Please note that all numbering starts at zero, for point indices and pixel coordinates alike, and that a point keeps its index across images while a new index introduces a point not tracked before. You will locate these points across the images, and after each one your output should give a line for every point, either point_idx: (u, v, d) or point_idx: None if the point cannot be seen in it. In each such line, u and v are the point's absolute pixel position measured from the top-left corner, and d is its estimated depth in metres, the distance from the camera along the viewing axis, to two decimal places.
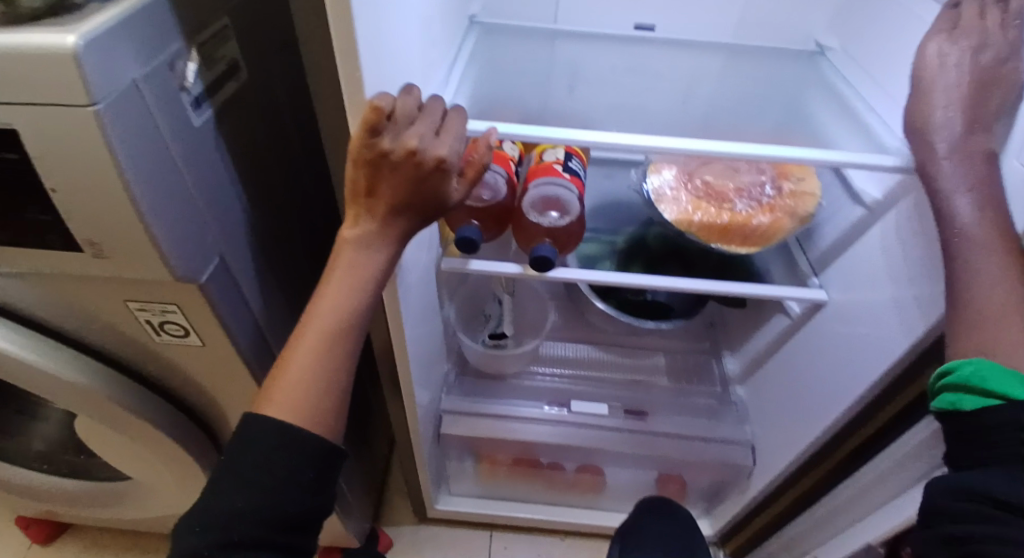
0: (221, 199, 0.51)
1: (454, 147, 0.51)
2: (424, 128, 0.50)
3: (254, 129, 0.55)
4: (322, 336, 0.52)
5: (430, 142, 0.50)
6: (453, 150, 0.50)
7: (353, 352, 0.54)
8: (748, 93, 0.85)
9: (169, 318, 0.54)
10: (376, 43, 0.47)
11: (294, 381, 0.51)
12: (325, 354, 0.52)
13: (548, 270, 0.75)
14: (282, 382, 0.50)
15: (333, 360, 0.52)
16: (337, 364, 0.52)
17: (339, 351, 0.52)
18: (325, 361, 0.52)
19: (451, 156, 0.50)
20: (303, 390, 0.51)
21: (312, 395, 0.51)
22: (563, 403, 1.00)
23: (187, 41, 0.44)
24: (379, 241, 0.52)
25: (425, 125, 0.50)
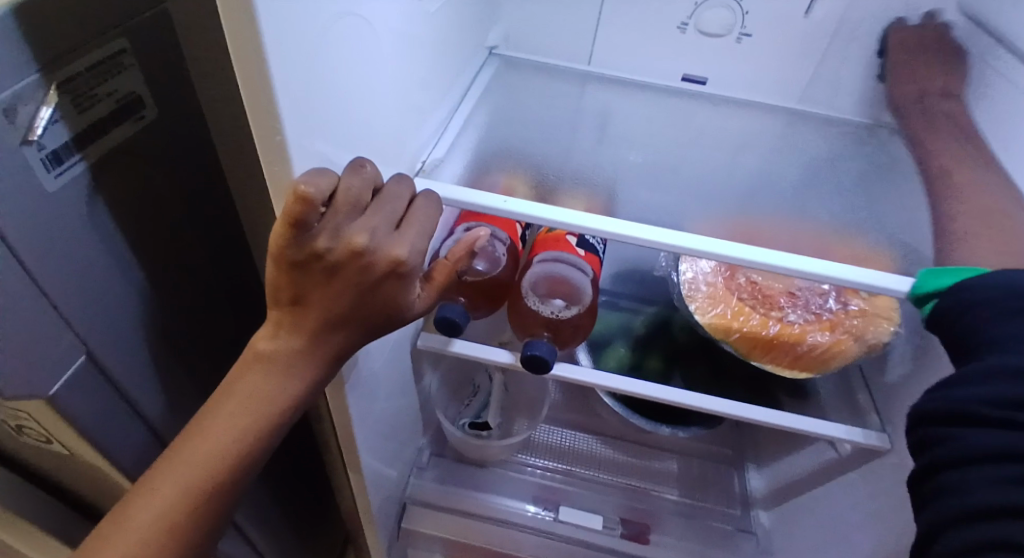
0: (100, 284, 0.37)
1: (416, 244, 0.40)
2: (380, 220, 0.38)
3: (169, 184, 0.41)
4: (195, 483, 0.38)
5: (385, 238, 0.38)
6: (415, 249, 0.40)
7: (239, 490, 0.41)
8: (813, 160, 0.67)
9: (24, 423, 0.40)
10: (312, 97, 0.33)
11: (142, 538, 0.37)
12: (194, 506, 0.39)
13: (544, 372, 0.61)
14: (124, 539, 0.37)
15: (205, 509, 0.39)
16: (209, 512, 0.40)
17: (221, 496, 0.40)
18: (189, 514, 0.38)
19: (410, 255, 0.40)
20: (150, 548, 0.37)
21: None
22: (551, 506, 0.86)
23: (43, 77, 0.30)
24: (297, 362, 0.40)
25: (380, 216, 0.39)
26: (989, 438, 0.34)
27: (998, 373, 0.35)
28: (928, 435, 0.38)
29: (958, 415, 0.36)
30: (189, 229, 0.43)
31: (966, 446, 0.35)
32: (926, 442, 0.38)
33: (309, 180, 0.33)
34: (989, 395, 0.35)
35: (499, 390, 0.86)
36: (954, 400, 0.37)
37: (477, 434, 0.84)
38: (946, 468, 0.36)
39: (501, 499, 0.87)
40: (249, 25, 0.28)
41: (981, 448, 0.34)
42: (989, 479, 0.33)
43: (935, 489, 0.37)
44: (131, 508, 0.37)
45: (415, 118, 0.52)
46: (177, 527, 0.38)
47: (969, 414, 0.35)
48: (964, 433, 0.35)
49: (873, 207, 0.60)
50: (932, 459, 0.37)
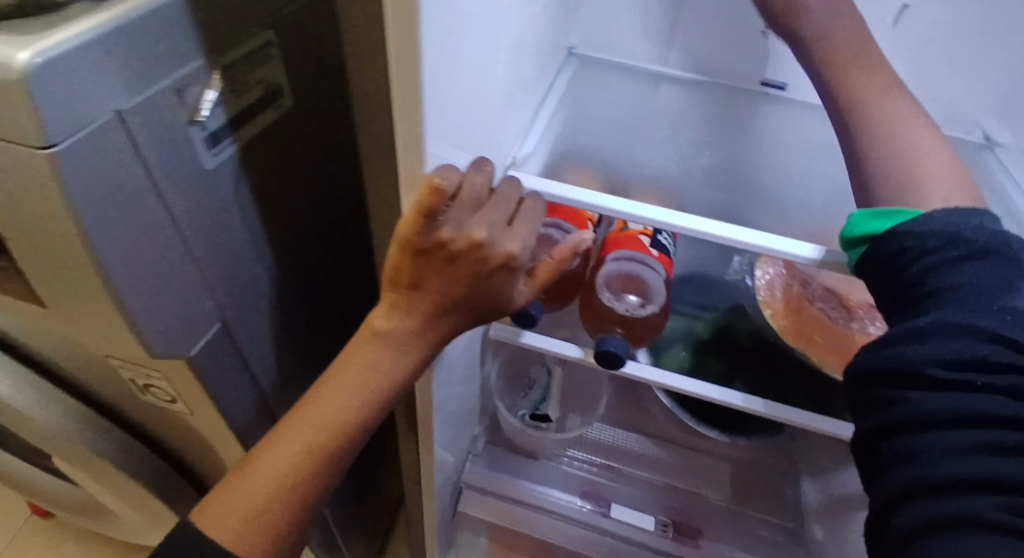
0: (235, 256, 0.40)
1: (527, 241, 0.42)
2: (496, 216, 0.40)
3: (294, 170, 0.43)
4: (309, 449, 0.42)
5: (501, 233, 0.40)
6: (525, 246, 0.42)
7: (346, 458, 0.45)
8: None
9: (153, 382, 0.43)
10: (446, 92, 0.35)
11: (265, 491, 0.41)
12: (305, 469, 0.42)
13: (616, 367, 0.62)
14: (247, 493, 0.41)
15: (314, 475, 0.43)
16: (318, 479, 0.43)
17: (334, 460, 0.43)
18: (306, 476, 0.42)
19: (521, 251, 0.42)
20: (271, 501, 0.41)
21: (283, 511, 0.42)
22: (602, 502, 0.88)
23: (208, 62, 0.33)
24: (408, 343, 0.43)
25: (497, 212, 0.41)
26: (947, 399, 0.32)
27: (951, 330, 0.33)
28: (876, 394, 0.35)
29: (908, 374, 0.34)
30: (306, 211, 0.46)
31: (938, 411, 0.32)
32: (874, 401, 0.35)
33: (440, 175, 0.35)
34: (947, 355, 0.33)
35: (558, 384, 0.87)
36: (909, 367, 0.34)
37: (535, 425, 0.86)
38: (902, 433, 0.34)
39: (551, 491, 0.90)
40: (410, 23, 0.29)
41: (945, 411, 0.32)
42: (952, 446, 0.31)
43: (892, 455, 0.34)
44: (253, 464, 0.41)
45: (508, 116, 0.53)
46: (295, 484, 0.42)
47: (922, 374, 0.33)
48: (915, 394, 0.33)
49: None
50: (884, 421, 0.34)
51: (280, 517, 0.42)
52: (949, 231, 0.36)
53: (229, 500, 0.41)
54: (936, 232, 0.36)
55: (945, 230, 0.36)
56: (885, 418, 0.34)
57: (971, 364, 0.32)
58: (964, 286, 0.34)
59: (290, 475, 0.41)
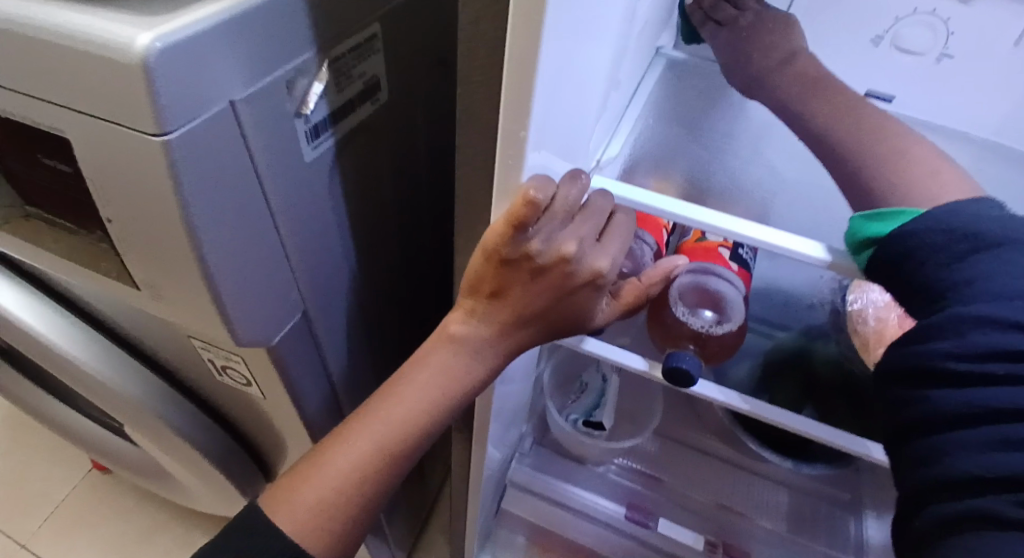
0: (321, 248, 0.40)
1: (615, 258, 0.40)
2: (588, 230, 0.38)
3: (380, 166, 0.43)
4: (380, 450, 0.42)
5: (590, 248, 0.39)
6: (614, 264, 0.40)
7: (414, 460, 0.44)
8: None
9: (231, 365, 0.43)
10: (553, 99, 0.34)
11: (336, 489, 0.41)
12: (374, 470, 0.42)
13: (686, 386, 0.60)
14: (316, 488, 0.41)
15: (382, 476, 0.42)
16: (385, 480, 0.43)
17: (402, 462, 0.43)
18: (371, 476, 0.42)
19: (609, 268, 0.40)
20: (339, 499, 0.41)
21: (350, 509, 0.42)
22: (648, 517, 0.86)
23: (318, 54, 0.32)
24: (484, 350, 0.42)
25: (588, 226, 0.39)
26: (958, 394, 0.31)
27: (962, 323, 0.31)
28: (897, 394, 0.34)
29: (921, 370, 0.33)
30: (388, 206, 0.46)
31: (955, 408, 0.31)
32: (897, 402, 0.35)
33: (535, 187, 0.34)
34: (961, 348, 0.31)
35: (614, 392, 0.83)
36: (921, 364, 0.33)
37: (587, 432, 0.83)
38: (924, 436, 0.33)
39: (596, 497, 0.88)
40: (533, 27, 0.28)
41: (965, 409, 0.31)
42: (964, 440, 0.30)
43: (916, 461, 0.33)
44: (323, 457, 0.41)
45: (602, 120, 0.51)
46: (363, 485, 0.42)
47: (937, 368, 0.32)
48: (931, 393, 0.32)
49: None
50: (904, 422, 0.34)
51: (346, 514, 0.42)
52: (979, 223, 0.33)
53: (299, 496, 0.41)
54: (937, 228, 0.34)
55: (949, 225, 0.33)
56: (908, 417, 0.34)
57: (994, 355, 0.30)
58: (976, 277, 0.32)
59: (359, 477, 0.41)
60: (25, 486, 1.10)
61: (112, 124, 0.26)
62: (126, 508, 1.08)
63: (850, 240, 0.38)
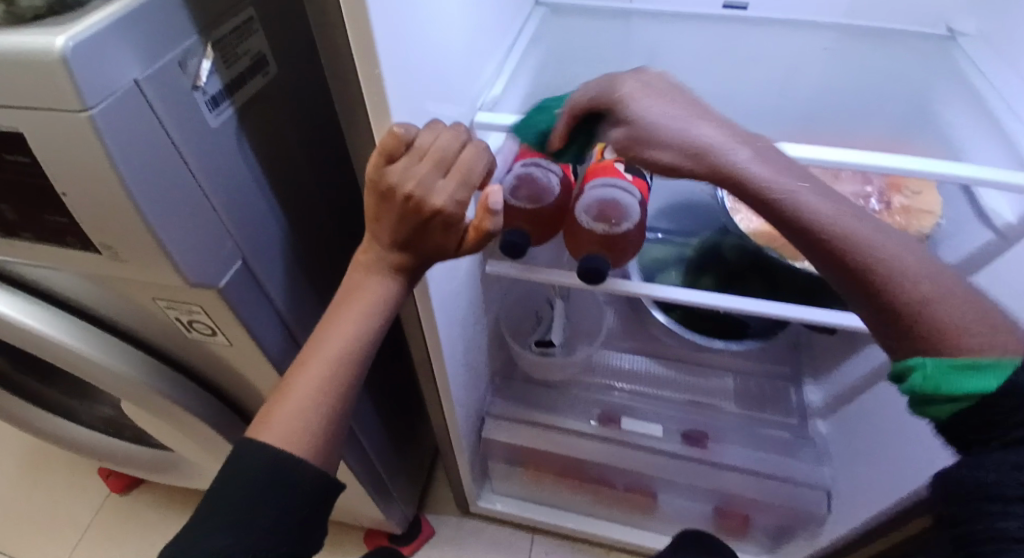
0: (244, 201, 0.48)
1: (455, 195, 0.48)
2: (431, 165, 0.46)
3: (282, 129, 0.52)
4: (327, 371, 0.52)
5: (436, 183, 0.47)
6: (452, 199, 0.47)
7: (360, 370, 0.54)
8: (863, 76, 0.72)
9: (195, 317, 0.52)
10: (397, 44, 0.43)
11: (298, 400, 0.51)
12: (328, 388, 0.52)
13: (600, 281, 0.69)
14: (281, 415, 0.50)
15: (336, 392, 0.52)
16: (341, 396, 0.53)
17: (346, 373, 0.53)
18: (324, 395, 0.52)
19: (453, 201, 0.48)
20: (303, 421, 0.50)
21: (315, 428, 0.51)
22: (614, 419, 0.95)
23: (201, 37, 0.41)
24: (390, 270, 0.53)
25: (434, 163, 0.46)
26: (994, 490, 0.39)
27: None
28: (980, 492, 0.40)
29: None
30: (295, 163, 0.55)
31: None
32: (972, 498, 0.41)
33: (398, 126, 0.44)
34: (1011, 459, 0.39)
35: (562, 317, 0.91)
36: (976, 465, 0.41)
37: (543, 353, 0.92)
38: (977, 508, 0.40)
39: (570, 414, 0.96)
40: None
41: None
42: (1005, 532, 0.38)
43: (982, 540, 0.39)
44: (286, 387, 0.51)
45: (476, 63, 0.60)
46: (319, 402, 0.51)
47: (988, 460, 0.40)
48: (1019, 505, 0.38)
49: (935, 120, 0.66)
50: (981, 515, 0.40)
51: (316, 432, 0.51)
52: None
53: (271, 410, 0.51)
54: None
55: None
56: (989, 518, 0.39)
57: None
58: None
59: (315, 388, 0.51)
60: (59, 514, 1.19)
61: (49, 112, 0.35)
62: (152, 518, 1.17)
63: (921, 383, 0.42)
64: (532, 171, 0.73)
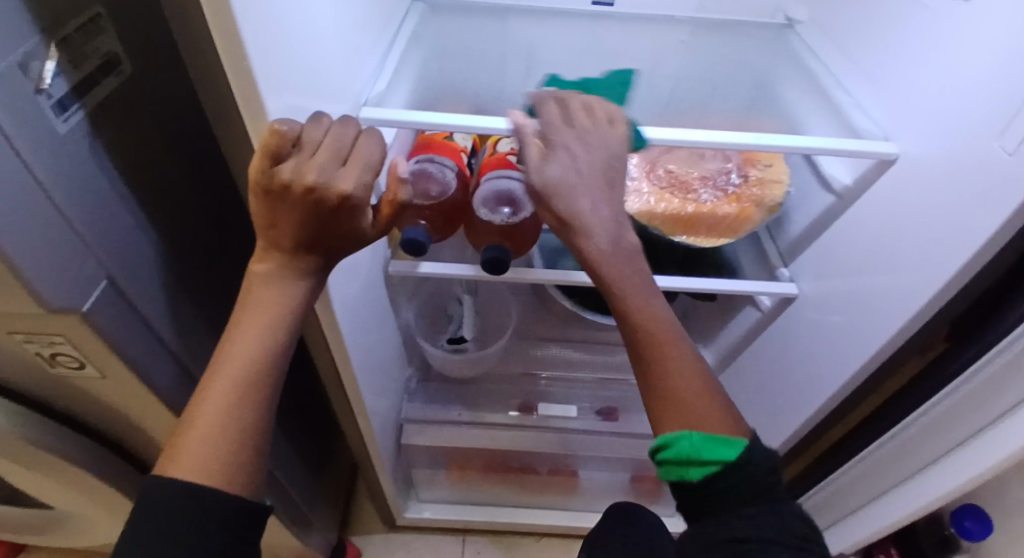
0: (104, 214, 0.45)
1: (361, 178, 0.46)
2: (327, 155, 0.45)
3: (138, 137, 0.48)
4: (237, 389, 0.48)
5: (335, 171, 0.45)
6: (359, 182, 0.46)
7: (275, 382, 0.50)
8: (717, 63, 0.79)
9: (59, 350, 0.47)
10: (271, 40, 0.42)
11: (208, 426, 0.47)
12: (242, 408, 0.48)
13: (503, 271, 0.70)
14: (193, 446, 0.46)
15: (252, 411, 0.48)
16: (258, 414, 0.49)
17: (257, 392, 0.49)
18: (237, 415, 0.48)
19: (358, 186, 0.46)
20: (220, 447, 0.46)
21: (234, 452, 0.47)
22: (530, 407, 0.98)
23: (43, 37, 0.38)
24: (293, 275, 0.50)
25: (329, 153, 0.45)
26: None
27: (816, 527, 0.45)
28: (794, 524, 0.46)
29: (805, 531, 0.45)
30: (159, 174, 0.51)
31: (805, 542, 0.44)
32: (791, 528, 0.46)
33: (279, 121, 0.43)
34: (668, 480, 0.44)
35: (471, 312, 0.93)
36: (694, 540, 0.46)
37: (456, 350, 0.92)
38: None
39: (487, 408, 0.97)
40: None
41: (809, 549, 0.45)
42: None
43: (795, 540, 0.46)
44: (191, 415, 0.47)
45: (355, 62, 0.59)
46: (234, 424, 0.47)
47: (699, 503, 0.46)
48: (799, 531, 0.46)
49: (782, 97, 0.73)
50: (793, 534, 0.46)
51: (236, 456, 0.47)
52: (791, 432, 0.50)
53: (179, 446, 0.46)
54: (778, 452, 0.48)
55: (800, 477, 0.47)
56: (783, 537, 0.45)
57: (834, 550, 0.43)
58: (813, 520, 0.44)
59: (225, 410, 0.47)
60: None
61: None
62: None
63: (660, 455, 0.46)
64: (426, 167, 0.72)
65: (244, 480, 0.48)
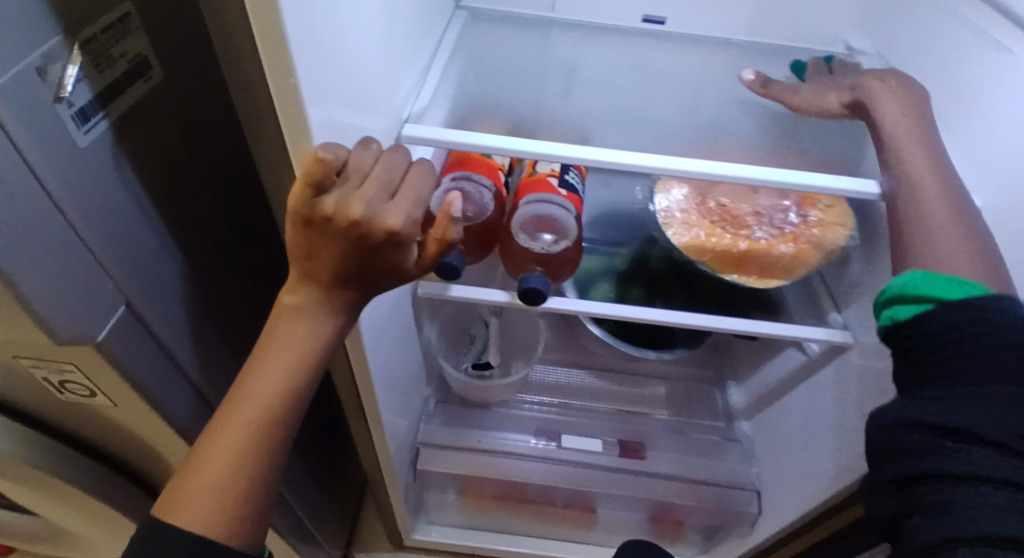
0: (125, 233, 0.41)
1: (410, 213, 0.43)
2: (375, 189, 0.42)
3: (166, 150, 0.45)
4: (249, 431, 0.45)
5: (381, 206, 0.42)
6: (409, 218, 0.43)
7: (291, 424, 0.48)
8: None
9: (68, 377, 0.44)
10: (317, 54, 0.38)
11: (214, 468, 0.44)
12: (253, 451, 0.45)
13: (538, 304, 0.66)
14: (195, 488, 0.44)
15: (262, 454, 0.46)
16: (269, 457, 0.46)
17: (271, 433, 0.46)
18: (246, 459, 0.45)
19: (405, 224, 0.43)
20: (224, 491, 0.44)
21: (238, 497, 0.45)
22: (553, 436, 0.92)
23: (66, 40, 0.34)
24: (322, 311, 0.46)
25: (377, 186, 0.42)
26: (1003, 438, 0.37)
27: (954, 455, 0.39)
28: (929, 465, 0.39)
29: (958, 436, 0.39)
30: (184, 188, 0.47)
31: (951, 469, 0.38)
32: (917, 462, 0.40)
33: (325, 149, 0.39)
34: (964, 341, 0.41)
35: (496, 335, 0.91)
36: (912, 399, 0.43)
37: (480, 375, 0.88)
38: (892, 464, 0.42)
39: (508, 434, 0.92)
40: None
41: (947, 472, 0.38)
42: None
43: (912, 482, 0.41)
44: (199, 453, 0.45)
45: (398, 75, 0.55)
46: (242, 468, 0.45)
47: (933, 354, 0.42)
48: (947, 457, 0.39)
49: None
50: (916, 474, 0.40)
51: (240, 501, 0.45)
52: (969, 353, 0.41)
53: (183, 485, 0.44)
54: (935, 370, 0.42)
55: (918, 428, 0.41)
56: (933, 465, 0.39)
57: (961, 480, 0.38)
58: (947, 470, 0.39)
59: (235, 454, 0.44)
60: None
61: None
62: None
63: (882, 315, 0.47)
64: (462, 186, 0.67)
65: (244, 526, 0.45)
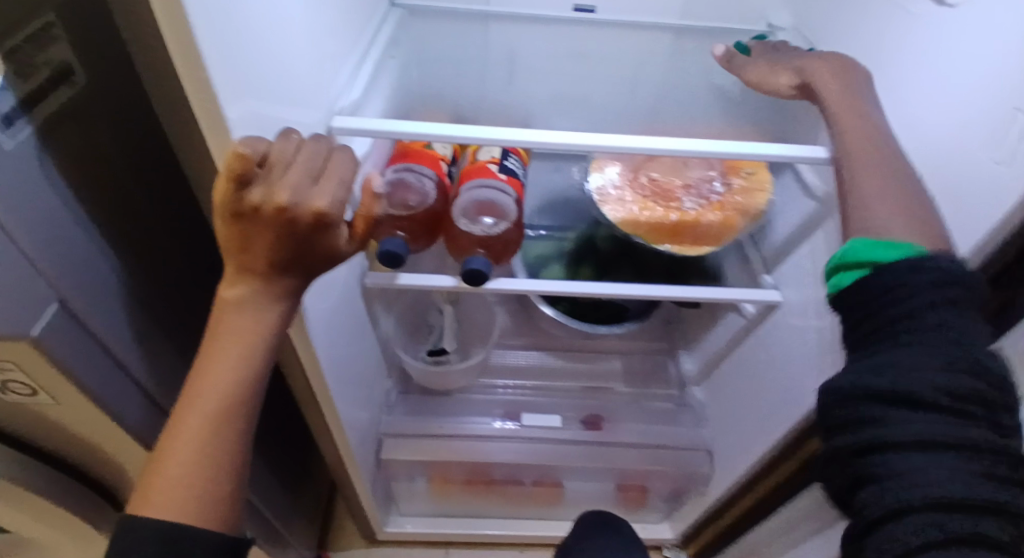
0: (55, 233, 0.42)
1: (336, 194, 0.45)
2: (298, 175, 0.44)
3: (93, 151, 0.46)
4: (210, 421, 0.46)
5: (307, 191, 0.44)
6: (335, 199, 0.45)
7: (252, 411, 0.49)
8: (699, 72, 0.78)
9: (9, 377, 0.45)
10: (232, 50, 0.39)
11: (181, 461, 0.45)
12: (218, 440, 0.46)
13: (481, 284, 0.68)
14: (165, 483, 0.44)
15: (227, 442, 0.47)
16: (235, 444, 0.47)
17: (233, 420, 0.47)
18: (212, 448, 0.46)
19: (332, 205, 0.45)
20: (194, 482, 0.45)
21: (210, 486, 0.46)
22: (515, 417, 0.95)
23: None
24: (265, 299, 0.48)
25: (301, 172, 0.44)
26: (969, 393, 0.38)
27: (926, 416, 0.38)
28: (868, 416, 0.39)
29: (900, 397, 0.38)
30: (115, 189, 0.49)
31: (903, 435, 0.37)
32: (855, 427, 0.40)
33: (244, 142, 0.41)
34: (934, 302, 0.40)
35: (452, 323, 0.92)
36: (858, 367, 0.41)
37: (438, 362, 0.90)
38: (861, 425, 0.39)
39: (470, 418, 0.94)
40: None
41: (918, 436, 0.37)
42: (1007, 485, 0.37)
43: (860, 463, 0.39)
44: (164, 450, 0.45)
45: (328, 68, 0.57)
46: (208, 457, 0.46)
47: (886, 288, 0.42)
48: (902, 416, 0.38)
49: None
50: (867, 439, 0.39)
51: (214, 490, 0.46)
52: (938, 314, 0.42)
53: (153, 484, 0.44)
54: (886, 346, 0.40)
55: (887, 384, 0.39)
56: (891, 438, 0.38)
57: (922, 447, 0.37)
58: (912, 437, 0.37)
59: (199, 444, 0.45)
60: None
61: None
62: None
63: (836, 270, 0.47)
64: (404, 177, 0.70)
65: (222, 513, 0.46)
